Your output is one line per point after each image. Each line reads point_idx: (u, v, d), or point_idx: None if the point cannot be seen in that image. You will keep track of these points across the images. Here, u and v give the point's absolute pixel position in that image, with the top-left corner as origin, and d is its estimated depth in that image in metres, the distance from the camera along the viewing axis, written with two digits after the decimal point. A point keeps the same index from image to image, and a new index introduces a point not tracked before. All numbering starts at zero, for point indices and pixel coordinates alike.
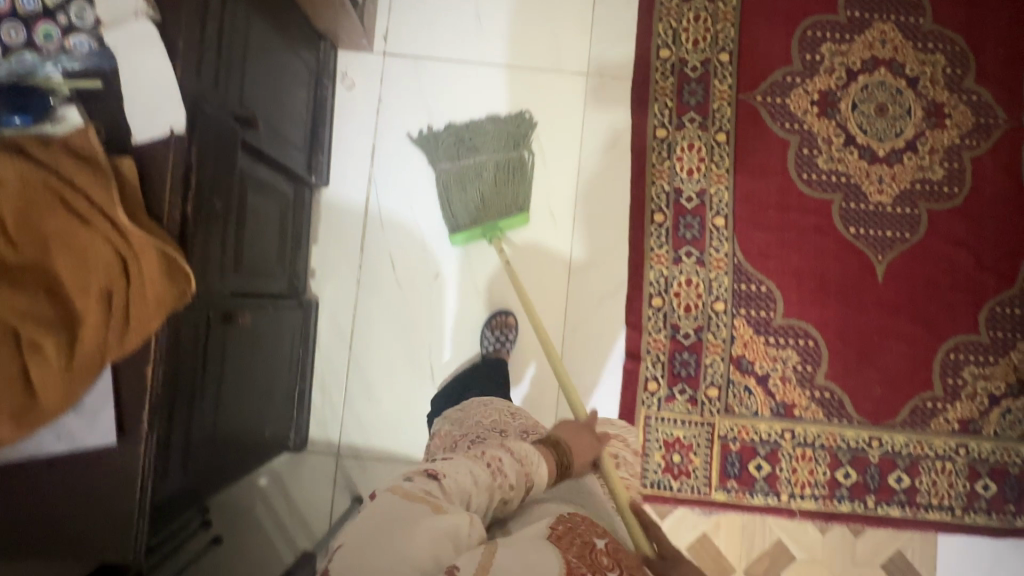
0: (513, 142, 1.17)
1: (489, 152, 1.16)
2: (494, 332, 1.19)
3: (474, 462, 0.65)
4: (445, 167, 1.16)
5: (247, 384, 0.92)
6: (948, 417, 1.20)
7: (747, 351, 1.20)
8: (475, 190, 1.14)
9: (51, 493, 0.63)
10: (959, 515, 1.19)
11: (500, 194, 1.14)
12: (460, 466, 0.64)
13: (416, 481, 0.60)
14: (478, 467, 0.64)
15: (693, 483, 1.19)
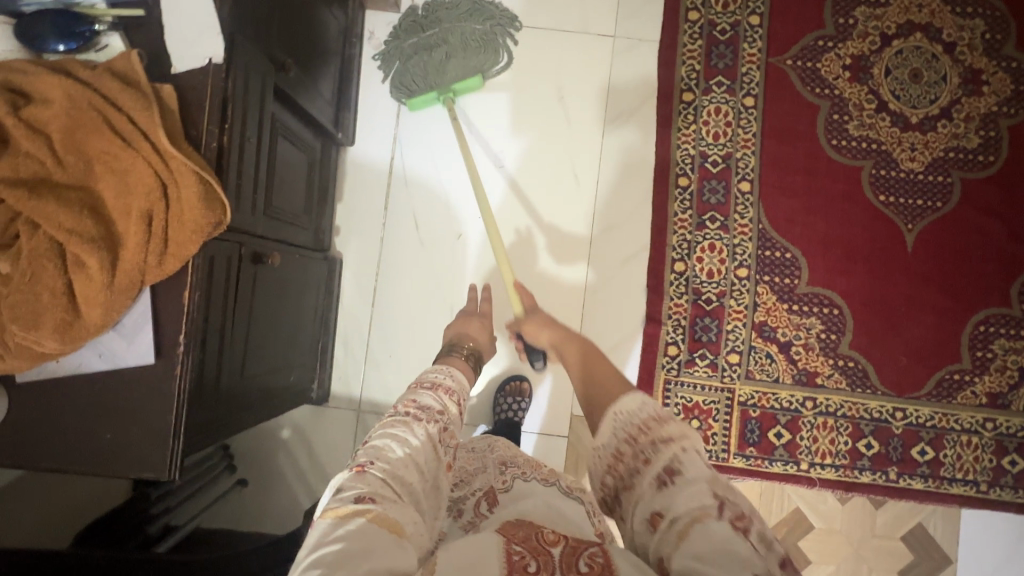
0: (477, 10, 1.13)
1: (452, 20, 1.11)
2: (507, 398, 1.20)
3: (400, 426, 0.61)
4: (407, 28, 1.13)
5: (272, 328, 0.93)
6: (976, 390, 1.18)
7: (770, 318, 1.19)
8: (438, 57, 1.11)
9: (91, 412, 0.65)
10: (984, 490, 1.17)
11: (460, 59, 1.11)
12: (388, 445, 0.58)
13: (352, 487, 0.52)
14: (403, 425, 0.61)
15: (711, 448, 1.18)
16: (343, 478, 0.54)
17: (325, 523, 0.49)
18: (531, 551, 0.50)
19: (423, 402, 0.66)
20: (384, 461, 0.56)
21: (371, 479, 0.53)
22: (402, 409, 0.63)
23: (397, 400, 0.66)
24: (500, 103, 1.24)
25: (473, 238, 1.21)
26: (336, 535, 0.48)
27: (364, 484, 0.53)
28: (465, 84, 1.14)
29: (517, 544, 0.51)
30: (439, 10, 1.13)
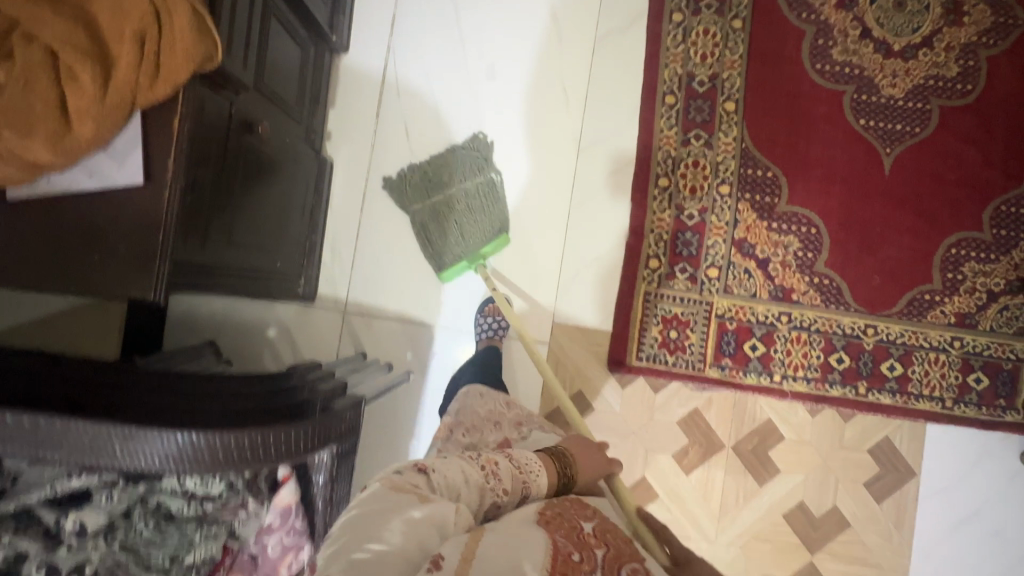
0: (480, 164, 1.20)
1: (457, 184, 1.18)
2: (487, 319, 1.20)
3: (469, 463, 0.69)
4: (418, 213, 1.18)
5: (263, 206, 0.95)
6: (946, 310, 1.22)
7: (750, 235, 1.22)
8: (453, 224, 1.16)
9: (81, 230, 0.67)
10: (949, 406, 1.20)
11: (476, 218, 1.16)
12: (452, 465, 0.67)
13: (406, 475, 0.63)
14: (470, 465, 0.69)
15: (688, 358, 1.21)
16: (406, 467, 0.65)
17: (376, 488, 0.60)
18: (574, 543, 0.62)
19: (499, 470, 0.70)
20: (439, 472, 0.65)
21: (422, 478, 0.64)
22: (478, 461, 0.70)
23: (481, 454, 0.73)
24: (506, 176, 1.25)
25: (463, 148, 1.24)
26: (387, 494, 0.60)
27: (417, 480, 0.63)
28: (493, 245, 1.18)
29: (560, 536, 0.63)
30: (445, 192, 1.17)
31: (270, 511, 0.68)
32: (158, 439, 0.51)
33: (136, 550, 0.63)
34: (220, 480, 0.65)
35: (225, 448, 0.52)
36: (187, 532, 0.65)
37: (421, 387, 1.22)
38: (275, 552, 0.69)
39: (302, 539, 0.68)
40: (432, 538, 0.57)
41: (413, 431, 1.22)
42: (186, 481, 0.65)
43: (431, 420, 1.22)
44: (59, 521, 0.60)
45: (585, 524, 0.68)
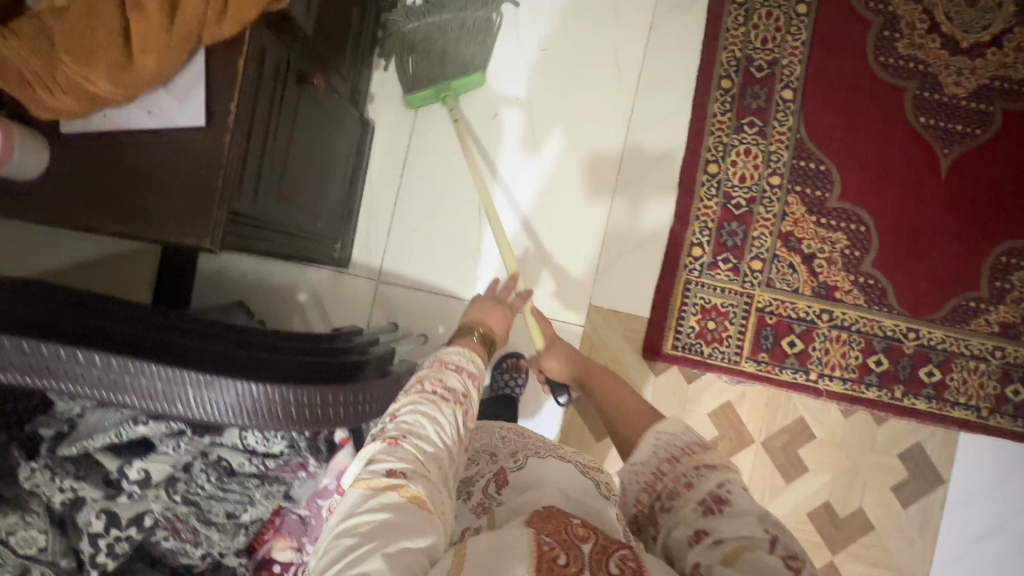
0: (485, 4, 1.14)
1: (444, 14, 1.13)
2: (505, 374, 1.21)
3: (422, 400, 0.57)
4: (407, 27, 1.14)
5: (311, 164, 0.92)
6: (990, 319, 1.19)
7: (797, 229, 1.19)
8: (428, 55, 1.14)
9: (136, 171, 0.64)
10: (984, 416, 1.19)
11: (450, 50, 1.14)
12: (416, 417, 0.55)
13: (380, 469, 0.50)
14: (430, 406, 0.56)
15: (724, 350, 1.19)
16: (376, 450, 0.53)
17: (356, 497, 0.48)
18: (560, 542, 0.46)
19: (449, 382, 0.60)
20: (414, 437, 0.53)
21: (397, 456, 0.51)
22: (429, 388, 0.58)
23: (423, 376, 0.61)
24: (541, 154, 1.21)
25: (508, 118, 1.22)
26: (371, 504, 0.47)
27: (395, 458, 0.51)
28: (466, 80, 1.15)
29: (545, 536, 0.47)
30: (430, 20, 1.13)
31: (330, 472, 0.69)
32: (229, 389, 0.50)
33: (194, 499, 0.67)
34: (280, 442, 0.64)
35: (296, 403, 0.52)
36: (246, 487, 0.68)
37: None
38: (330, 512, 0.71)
39: None
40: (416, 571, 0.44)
41: None
42: (248, 437, 0.63)
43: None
44: (121, 468, 0.60)
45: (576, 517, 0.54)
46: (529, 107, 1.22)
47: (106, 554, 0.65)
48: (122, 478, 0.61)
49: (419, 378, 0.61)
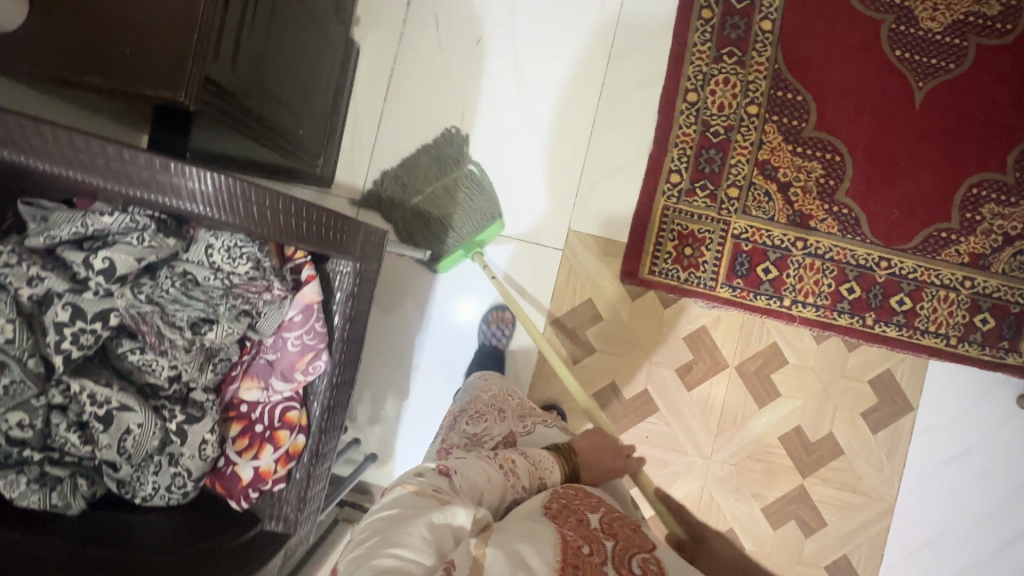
0: (453, 162, 1.19)
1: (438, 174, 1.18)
2: (491, 327, 1.19)
3: (488, 464, 0.66)
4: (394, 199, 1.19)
5: (293, 70, 0.95)
6: (960, 249, 1.22)
7: (773, 157, 1.21)
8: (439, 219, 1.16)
9: (111, 22, 0.65)
10: (953, 344, 1.21)
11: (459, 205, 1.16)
12: (473, 466, 0.64)
13: (428, 477, 0.58)
14: (490, 471, 0.65)
15: (700, 276, 1.21)
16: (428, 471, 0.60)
17: (400, 492, 0.55)
18: (583, 536, 0.59)
19: (518, 471, 0.68)
20: (462, 477, 0.61)
21: (445, 481, 0.59)
22: (497, 462, 0.67)
23: (495, 454, 0.70)
24: (513, 175, 1.22)
25: (493, 46, 1.23)
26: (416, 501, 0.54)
27: (438, 484, 0.58)
28: (490, 230, 1.15)
29: (569, 530, 0.59)
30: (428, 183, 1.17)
31: (294, 305, 0.63)
32: (193, 176, 0.55)
33: (161, 307, 0.61)
34: (248, 257, 0.59)
35: (257, 204, 0.58)
36: (214, 301, 0.62)
37: (432, 289, 1.21)
38: (293, 349, 0.64)
39: (321, 343, 0.64)
40: (449, 542, 0.52)
41: (417, 329, 1.21)
42: (214, 250, 0.60)
43: (433, 343, 1.21)
44: (87, 260, 0.57)
45: (592, 514, 0.65)
46: (510, 74, 1.23)
47: (67, 353, 0.57)
48: (88, 271, 0.57)
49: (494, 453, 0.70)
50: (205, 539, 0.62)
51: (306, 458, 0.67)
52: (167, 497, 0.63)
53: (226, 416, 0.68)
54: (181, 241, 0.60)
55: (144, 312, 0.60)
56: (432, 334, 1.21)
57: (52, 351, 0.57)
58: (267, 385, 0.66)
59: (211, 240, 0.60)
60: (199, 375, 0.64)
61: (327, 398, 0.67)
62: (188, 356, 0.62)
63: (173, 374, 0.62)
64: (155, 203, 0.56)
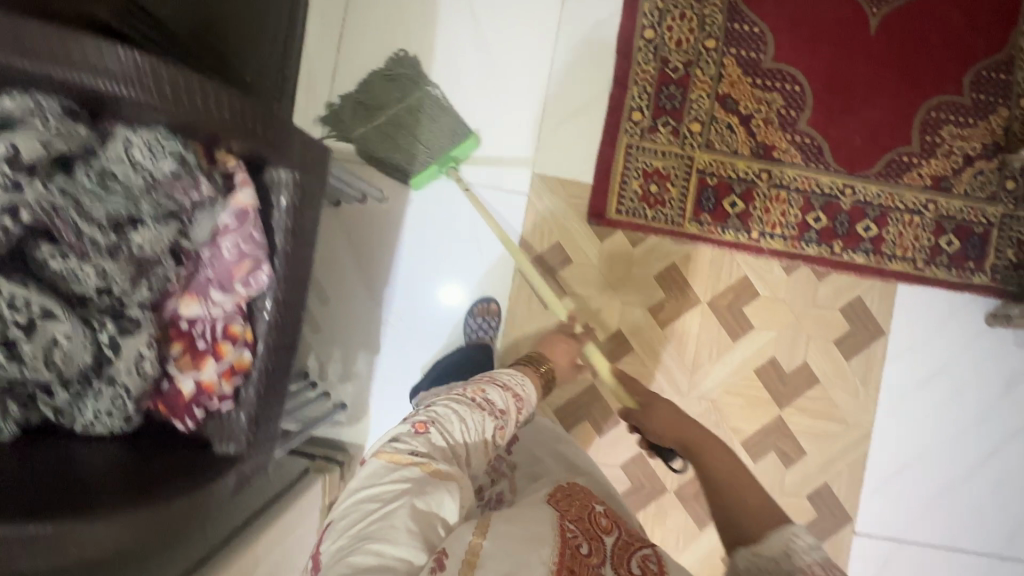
0: (412, 82, 1.17)
1: (396, 97, 1.16)
2: (477, 319, 1.17)
3: (460, 401, 0.72)
4: (361, 130, 1.16)
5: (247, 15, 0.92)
6: (922, 173, 1.22)
7: (734, 90, 1.20)
8: (402, 134, 1.14)
9: None
10: (920, 267, 1.22)
11: (426, 119, 1.14)
12: (449, 411, 0.70)
13: (406, 441, 0.66)
14: (465, 409, 0.71)
15: (667, 213, 1.20)
16: (403, 432, 0.68)
17: (380, 466, 0.63)
18: (583, 532, 0.62)
19: (490, 395, 0.75)
20: (439, 424, 0.69)
21: (421, 439, 0.67)
22: (470, 396, 0.74)
23: (466, 388, 0.76)
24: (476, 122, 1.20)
25: None
26: (389, 475, 0.63)
27: (418, 441, 0.66)
28: (464, 146, 1.14)
29: (570, 523, 0.63)
30: (385, 97, 1.16)
31: (226, 210, 0.57)
32: (111, 57, 0.45)
33: (77, 198, 0.50)
34: (172, 153, 0.51)
35: (186, 96, 0.50)
36: (137, 205, 0.52)
37: (395, 246, 1.18)
38: (230, 257, 0.58)
39: (262, 251, 0.59)
40: (435, 528, 0.59)
41: (385, 281, 1.19)
42: (133, 145, 0.50)
43: (401, 300, 1.19)
44: None
45: (595, 505, 0.70)
46: (464, 19, 1.21)
47: None
48: None
49: (466, 387, 0.76)
50: (155, 459, 0.59)
51: (254, 375, 0.63)
52: (107, 423, 0.59)
53: (166, 336, 0.61)
54: (95, 134, 0.50)
55: (58, 207, 0.49)
56: (401, 284, 1.19)
57: None
58: (208, 300, 0.60)
59: (130, 135, 0.50)
60: (133, 291, 0.55)
61: (278, 310, 0.62)
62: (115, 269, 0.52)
63: (101, 286, 0.53)
64: (63, 83, 0.45)
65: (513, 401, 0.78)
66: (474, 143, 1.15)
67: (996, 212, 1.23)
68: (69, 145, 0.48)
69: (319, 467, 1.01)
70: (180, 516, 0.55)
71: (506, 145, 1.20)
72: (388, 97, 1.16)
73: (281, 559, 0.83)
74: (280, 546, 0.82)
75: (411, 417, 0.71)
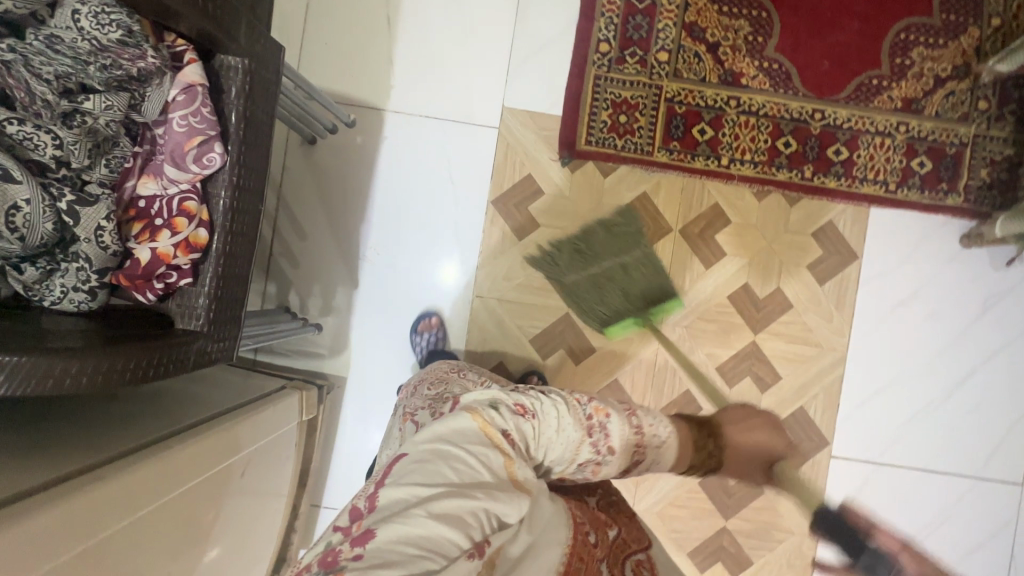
0: (633, 238, 1.20)
1: (613, 255, 1.19)
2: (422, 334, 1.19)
3: (569, 410, 0.70)
4: (576, 280, 1.19)
5: None
6: (893, 95, 1.22)
7: (701, 19, 1.21)
8: (615, 293, 1.18)
9: None
10: (893, 190, 1.22)
11: (633, 283, 1.18)
12: (553, 413, 0.69)
13: (506, 416, 0.65)
14: (568, 416, 0.70)
15: (636, 142, 1.21)
16: (507, 406, 0.67)
17: (475, 431, 0.63)
18: (591, 523, 0.68)
19: (609, 429, 0.71)
20: (538, 419, 0.68)
21: (517, 424, 0.66)
22: (585, 413, 0.71)
23: (590, 402, 0.73)
24: (447, 58, 1.22)
25: None
26: (478, 442, 0.62)
27: (518, 425, 0.66)
28: (667, 308, 1.20)
29: (580, 513, 0.69)
30: (605, 253, 1.19)
31: (175, 86, 0.61)
32: None
33: (26, 59, 0.53)
34: (119, 23, 0.54)
35: None
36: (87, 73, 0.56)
37: (371, 180, 1.22)
38: (181, 132, 0.61)
39: (212, 130, 0.62)
40: (490, 523, 0.56)
41: (364, 217, 1.22)
42: (81, 15, 0.54)
43: (379, 234, 1.22)
44: None
45: (591, 500, 0.78)
46: None
47: None
48: None
49: (590, 400, 0.73)
50: (122, 329, 0.63)
51: (214, 252, 0.66)
52: (74, 297, 0.62)
53: (126, 216, 0.64)
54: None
55: (7, 63, 0.52)
56: (377, 219, 1.21)
57: None
58: (163, 178, 0.63)
59: (78, 6, 0.53)
60: (91, 167, 0.59)
61: (234, 193, 0.66)
62: (70, 135, 0.56)
63: (58, 156, 0.56)
64: None
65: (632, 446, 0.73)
66: (677, 304, 1.21)
67: (969, 132, 1.22)
68: (16, 7, 0.51)
69: (296, 386, 1.06)
70: (150, 367, 0.60)
71: (478, 79, 1.22)
72: (605, 252, 1.19)
73: (259, 455, 0.87)
74: (258, 445, 0.87)
75: (518, 393, 0.71)
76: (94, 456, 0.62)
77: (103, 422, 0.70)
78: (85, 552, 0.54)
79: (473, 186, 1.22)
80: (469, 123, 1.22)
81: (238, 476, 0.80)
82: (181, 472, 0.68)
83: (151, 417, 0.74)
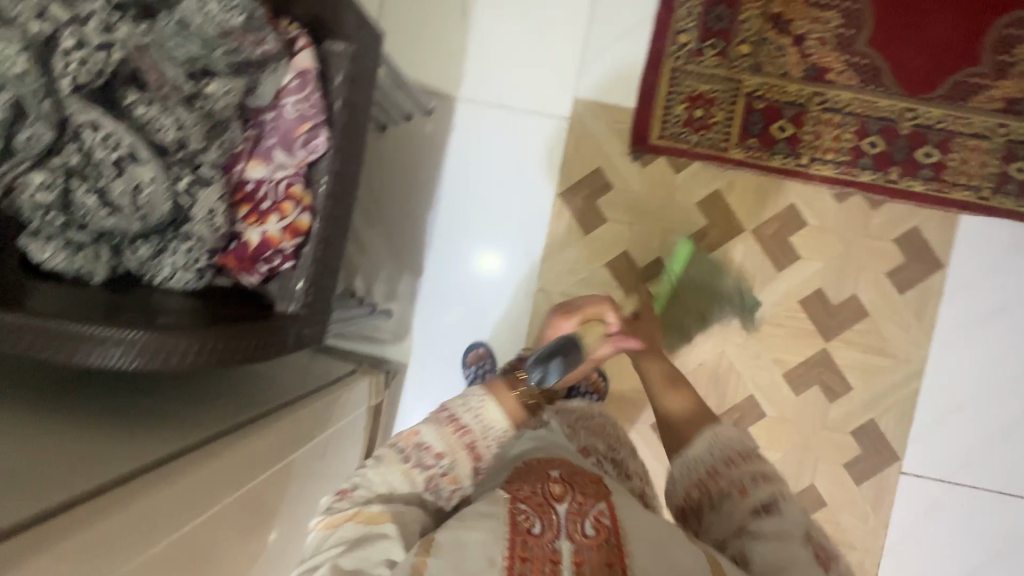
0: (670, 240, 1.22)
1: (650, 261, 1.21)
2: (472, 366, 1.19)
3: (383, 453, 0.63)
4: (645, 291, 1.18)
5: None
6: (993, 95, 1.14)
7: (787, 10, 1.16)
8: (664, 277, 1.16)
9: None
10: (986, 196, 1.15)
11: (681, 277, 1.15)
12: (377, 474, 0.62)
13: (334, 506, 0.60)
14: (384, 456, 0.63)
15: (712, 138, 1.18)
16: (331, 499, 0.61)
17: (321, 534, 0.58)
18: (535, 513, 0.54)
19: (425, 440, 0.63)
20: (363, 486, 0.61)
21: (348, 502, 0.59)
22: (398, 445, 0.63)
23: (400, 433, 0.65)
24: (520, 47, 1.20)
25: None
26: (334, 531, 0.58)
27: (345, 497, 0.60)
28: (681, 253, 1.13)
29: (520, 502, 0.55)
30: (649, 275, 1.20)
31: (288, 72, 0.63)
32: None
33: (161, 42, 0.56)
34: (241, 8, 0.56)
35: None
36: (213, 51, 0.57)
37: (439, 169, 1.22)
38: (292, 117, 0.63)
39: (321, 115, 0.64)
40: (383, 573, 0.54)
41: (431, 206, 1.22)
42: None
43: (444, 224, 1.22)
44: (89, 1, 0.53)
45: (553, 469, 0.60)
46: None
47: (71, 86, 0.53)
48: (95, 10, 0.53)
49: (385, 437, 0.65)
50: (226, 310, 0.64)
51: (313, 238, 0.67)
52: (183, 277, 0.64)
53: (234, 199, 0.66)
54: None
55: (144, 47, 0.55)
56: (444, 210, 1.22)
57: (59, 76, 0.53)
58: (272, 162, 0.64)
59: None
60: (206, 150, 0.60)
61: (334, 181, 0.66)
62: (191, 119, 0.58)
63: (179, 139, 0.58)
64: None
65: (457, 439, 0.63)
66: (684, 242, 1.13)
67: None
68: None
69: (365, 370, 1.10)
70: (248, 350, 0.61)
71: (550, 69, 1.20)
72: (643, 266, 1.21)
73: (329, 441, 0.88)
74: (328, 432, 0.88)
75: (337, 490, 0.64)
76: (186, 439, 0.64)
77: (192, 401, 0.73)
78: (177, 541, 0.55)
79: (542, 178, 1.21)
80: (540, 113, 1.20)
81: (307, 466, 0.81)
82: (256, 461, 0.69)
83: (231, 401, 0.76)
